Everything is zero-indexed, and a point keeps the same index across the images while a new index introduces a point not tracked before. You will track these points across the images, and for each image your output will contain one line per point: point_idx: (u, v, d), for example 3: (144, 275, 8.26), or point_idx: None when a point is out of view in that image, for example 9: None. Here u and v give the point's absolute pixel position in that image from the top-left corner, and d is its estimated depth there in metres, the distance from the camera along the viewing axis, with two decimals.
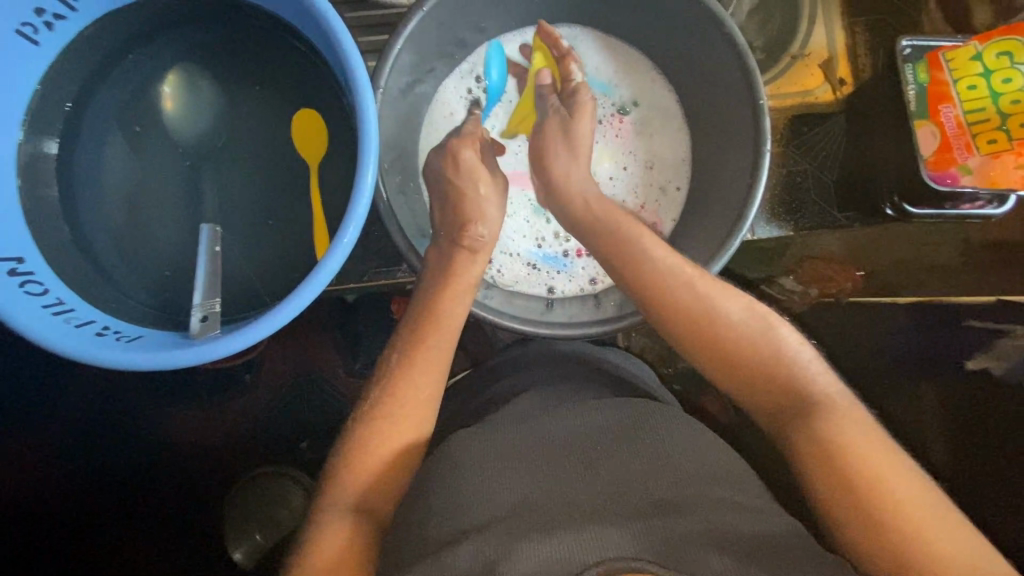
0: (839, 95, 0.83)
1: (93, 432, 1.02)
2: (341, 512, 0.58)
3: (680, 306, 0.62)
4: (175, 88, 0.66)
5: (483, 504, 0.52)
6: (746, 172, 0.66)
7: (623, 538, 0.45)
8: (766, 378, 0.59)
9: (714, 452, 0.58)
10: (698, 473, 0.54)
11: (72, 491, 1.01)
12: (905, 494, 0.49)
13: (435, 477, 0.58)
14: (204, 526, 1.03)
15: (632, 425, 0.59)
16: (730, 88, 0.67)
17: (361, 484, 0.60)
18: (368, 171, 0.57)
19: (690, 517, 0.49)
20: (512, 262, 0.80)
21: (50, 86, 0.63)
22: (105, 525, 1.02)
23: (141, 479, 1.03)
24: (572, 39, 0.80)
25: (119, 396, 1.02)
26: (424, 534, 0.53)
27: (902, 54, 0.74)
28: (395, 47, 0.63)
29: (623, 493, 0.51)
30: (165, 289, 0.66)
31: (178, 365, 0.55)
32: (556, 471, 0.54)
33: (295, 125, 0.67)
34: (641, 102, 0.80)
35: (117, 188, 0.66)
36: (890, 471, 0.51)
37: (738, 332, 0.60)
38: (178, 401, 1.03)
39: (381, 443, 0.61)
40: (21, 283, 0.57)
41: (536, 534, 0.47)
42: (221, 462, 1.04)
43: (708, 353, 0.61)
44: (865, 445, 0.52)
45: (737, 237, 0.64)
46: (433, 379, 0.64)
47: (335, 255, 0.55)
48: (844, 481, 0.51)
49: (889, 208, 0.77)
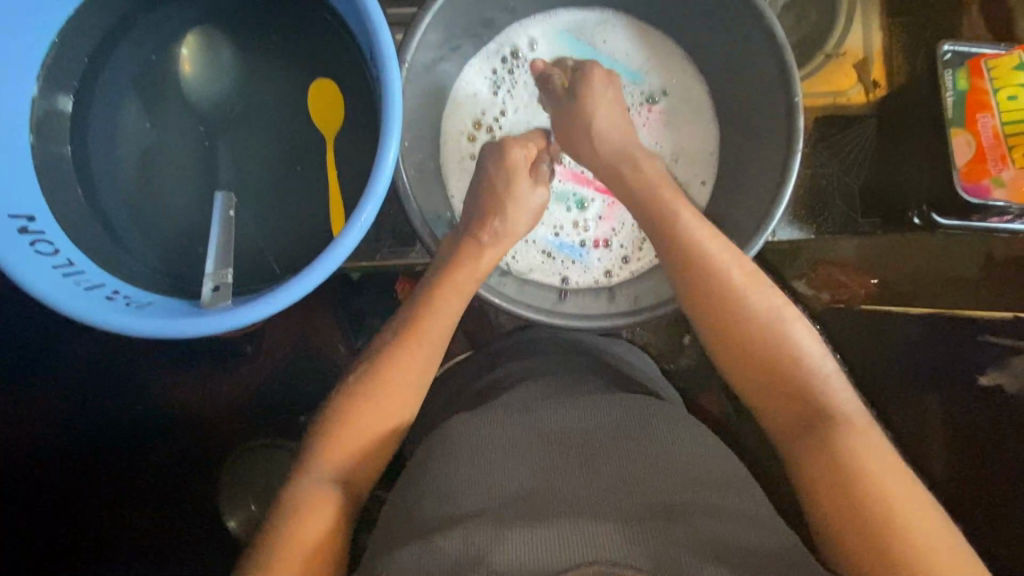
0: (871, 98, 0.82)
1: (92, 393, 1.01)
2: (319, 485, 0.57)
3: (715, 309, 0.61)
4: (194, 51, 0.64)
5: (477, 492, 0.51)
6: (775, 173, 0.64)
7: (618, 542, 0.44)
8: (785, 387, 0.58)
9: (713, 455, 0.57)
10: (700, 479, 0.53)
11: (67, 452, 1.00)
12: (921, 529, 0.48)
13: (428, 459, 0.57)
14: (201, 490, 1.03)
15: (632, 421, 0.58)
16: (765, 84, 0.65)
17: (343, 459, 0.59)
18: (389, 152, 0.55)
19: (688, 521, 0.48)
20: (529, 248, 0.78)
21: (69, 36, 0.62)
22: (98, 486, 1.02)
23: (137, 444, 1.03)
24: (604, 22, 0.78)
25: (121, 358, 1.01)
26: (412, 516, 0.51)
27: (942, 60, 0.73)
28: (424, 21, 0.61)
29: (619, 487, 0.50)
30: (174, 255, 0.65)
31: (184, 334, 0.55)
32: (554, 462, 0.53)
33: (313, 94, 0.65)
34: (671, 93, 0.78)
35: (128, 149, 0.64)
36: (898, 486, 0.50)
37: (777, 342, 0.59)
38: (178, 367, 1.02)
39: (370, 420, 0.60)
40: (32, 242, 0.56)
41: (530, 526, 0.46)
42: (219, 431, 1.03)
43: (735, 354, 0.60)
44: (881, 471, 0.51)
45: (763, 236, 0.63)
46: (430, 359, 0.63)
47: (350, 235, 0.54)
48: (846, 486, 0.51)
49: (915, 216, 0.76)
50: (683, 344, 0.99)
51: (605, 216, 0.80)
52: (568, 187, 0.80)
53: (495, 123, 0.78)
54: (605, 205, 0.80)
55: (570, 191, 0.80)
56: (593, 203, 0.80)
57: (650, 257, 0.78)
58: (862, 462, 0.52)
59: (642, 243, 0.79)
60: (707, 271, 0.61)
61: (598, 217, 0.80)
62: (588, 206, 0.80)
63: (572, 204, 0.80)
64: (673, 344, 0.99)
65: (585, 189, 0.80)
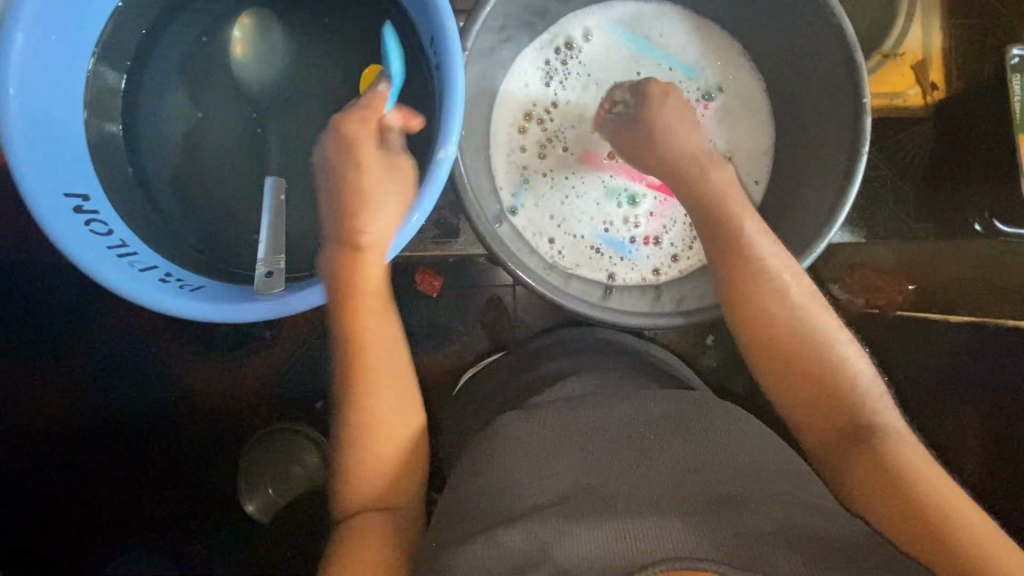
0: (928, 100, 0.80)
1: (107, 376, 0.99)
2: (362, 515, 0.54)
3: (760, 312, 0.59)
4: (247, 34, 0.64)
5: (538, 484, 0.50)
6: (838, 174, 0.63)
7: (686, 535, 0.43)
8: (829, 401, 0.56)
9: (773, 448, 0.55)
10: (765, 475, 0.51)
11: (87, 435, 0.99)
12: (983, 537, 0.46)
13: (480, 453, 0.57)
14: (216, 480, 1.01)
15: (685, 418, 0.57)
16: (827, 84, 0.65)
17: (371, 485, 0.55)
18: (450, 141, 0.54)
19: (753, 506, 0.47)
20: (576, 243, 0.78)
21: (130, 9, 0.60)
22: (116, 468, 1.00)
23: (152, 430, 1.00)
24: (662, 14, 0.76)
25: (136, 342, 0.98)
26: (468, 509, 0.51)
27: (1010, 64, 0.71)
28: (484, 10, 0.61)
29: (677, 482, 0.49)
30: (223, 240, 0.64)
31: (240, 318, 0.55)
32: (610, 454, 0.53)
33: (364, 79, 0.63)
34: (728, 90, 0.77)
35: (178, 131, 0.64)
36: (950, 494, 0.49)
37: (823, 353, 0.57)
38: (194, 354, 0.99)
39: (381, 438, 0.55)
40: (87, 222, 0.56)
41: (594, 520, 0.45)
42: (234, 419, 1.01)
43: (774, 360, 0.58)
44: (933, 478, 0.50)
45: (825, 240, 0.62)
46: (397, 357, 0.58)
47: (406, 229, 0.55)
48: (898, 491, 0.49)
49: (977, 224, 0.76)
50: (706, 344, 0.97)
51: (657, 212, 0.79)
52: (620, 182, 0.78)
53: (545, 115, 0.77)
54: (657, 202, 0.79)
55: (621, 186, 0.78)
56: (644, 200, 0.79)
57: (700, 257, 0.77)
58: (912, 468, 0.50)
59: (693, 242, 0.78)
60: (748, 272, 0.60)
61: (649, 213, 0.79)
62: (639, 202, 0.78)
63: (623, 199, 0.78)
64: (699, 344, 0.97)
65: (637, 184, 0.78)
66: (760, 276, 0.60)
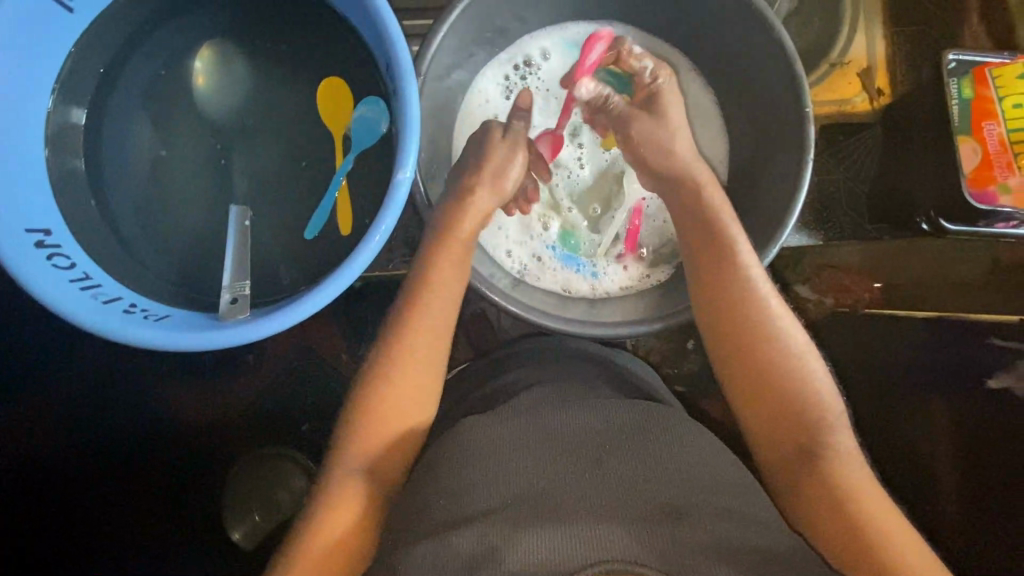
0: (876, 105, 0.84)
1: (86, 407, 0.98)
2: (346, 479, 0.58)
3: (741, 328, 0.61)
4: (207, 65, 0.64)
5: (485, 493, 0.51)
6: (788, 180, 0.66)
7: (627, 541, 0.44)
8: (792, 412, 0.58)
9: (723, 460, 0.58)
10: (707, 482, 0.53)
11: (64, 467, 0.98)
12: (912, 556, 0.51)
13: (435, 463, 0.57)
14: (196, 507, 0.99)
15: (642, 424, 0.58)
16: (775, 93, 0.67)
17: (368, 454, 0.59)
18: (408, 163, 0.55)
19: (694, 519, 0.48)
20: (538, 257, 0.79)
21: (85, 50, 0.62)
22: (98, 503, 0.99)
23: (131, 459, 0.99)
24: (614, 35, 0.79)
25: (116, 371, 0.98)
26: (423, 521, 0.51)
27: (947, 68, 0.74)
28: (439, 33, 0.63)
29: (627, 490, 0.50)
30: (188, 267, 0.65)
31: (202, 346, 0.55)
32: (567, 465, 0.53)
33: (321, 92, 0.65)
34: (682, 103, 0.79)
35: (141, 161, 0.64)
36: (890, 517, 0.53)
37: (791, 369, 0.59)
38: (173, 380, 0.99)
39: (389, 420, 0.60)
40: (49, 256, 0.56)
41: (541, 529, 0.45)
42: (215, 444, 1.00)
43: (748, 377, 0.60)
44: (876, 501, 0.54)
45: (777, 244, 0.64)
46: (435, 350, 0.63)
47: (366, 251, 0.54)
48: (843, 513, 0.53)
49: (925, 223, 0.78)
50: (687, 350, 0.98)
51: (623, 234, 0.80)
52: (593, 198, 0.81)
53: None
54: (625, 224, 0.80)
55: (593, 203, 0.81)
56: (612, 220, 0.81)
57: (659, 278, 0.79)
58: (858, 493, 0.54)
59: (653, 264, 0.80)
60: (731, 287, 0.62)
61: (616, 234, 0.81)
62: (607, 222, 0.81)
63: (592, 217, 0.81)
64: (679, 350, 0.98)
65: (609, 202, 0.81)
66: (741, 291, 0.62)
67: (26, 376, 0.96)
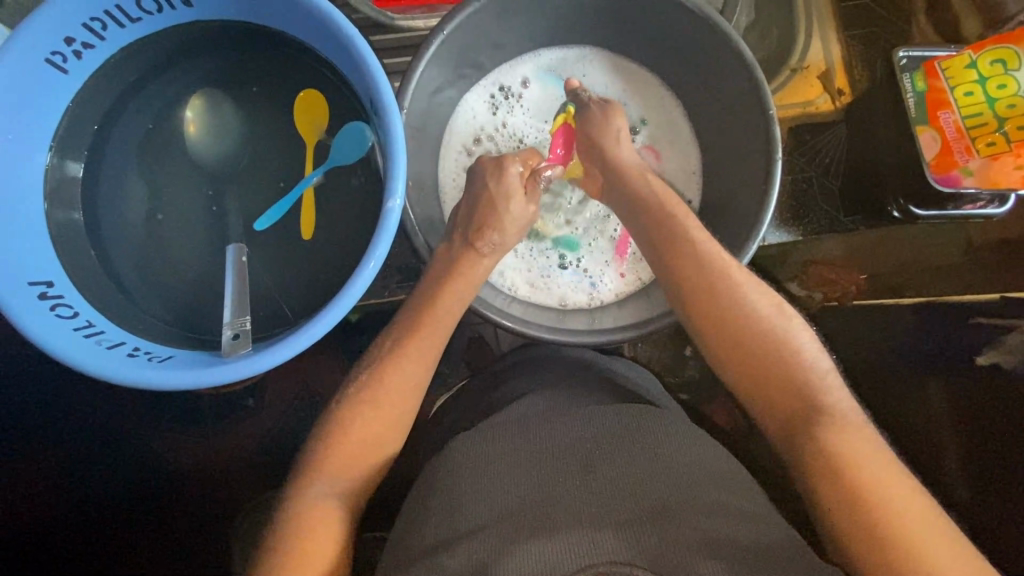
0: (837, 105, 0.88)
1: (88, 458, 0.97)
2: (321, 496, 0.57)
3: (707, 299, 0.64)
4: (199, 113, 0.67)
5: (482, 504, 0.52)
6: (758, 181, 0.69)
7: (616, 545, 0.45)
8: (776, 375, 0.59)
9: (715, 453, 0.59)
10: (700, 474, 0.54)
11: (65, 522, 0.96)
12: (907, 506, 0.48)
13: (434, 480, 0.58)
14: (197, 551, 0.98)
15: (632, 426, 0.59)
16: (738, 102, 0.71)
17: (342, 468, 0.59)
18: (397, 192, 0.58)
19: (687, 516, 0.49)
20: (530, 272, 0.82)
21: (80, 106, 0.64)
22: (99, 557, 0.97)
23: (132, 508, 0.98)
24: (581, 60, 0.83)
25: (117, 420, 0.97)
26: (420, 536, 0.52)
27: (900, 64, 0.79)
28: (418, 68, 0.66)
29: (622, 494, 0.51)
30: (184, 307, 0.66)
31: (199, 384, 0.56)
32: (564, 473, 0.54)
33: (297, 108, 0.68)
34: (650, 121, 0.83)
35: (138, 207, 0.66)
36: (882, 469, 0.50)
37: (764, 329, 0.61)
38: (177, 424, 0.98)
39: (362, 435, 0.61)
40: (51, 307, 0.58)
41: (536, 537, 0.46)
42: (217, 487, 0.99)
43: (720, 343, 0.62)
44: (870, 454, 0.52)
45: (755, 242, 0.67)
46: (418, 369, 0.64)
47: (361, 277, 0.56)
48: (834, 465, 0.51)
49: (895, 210, 0.82)
50: (685, 356, 1.00)
51: (614, 246, 0.83)
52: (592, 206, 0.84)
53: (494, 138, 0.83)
54: (617, 236, 0.83)
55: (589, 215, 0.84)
56: (604, 235, 0.84)
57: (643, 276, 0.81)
58: (852, 449, 0.52)
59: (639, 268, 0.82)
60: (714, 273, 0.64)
61: (606, 247, 0.83)
62: (598, 236, 0.84)
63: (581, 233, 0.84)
64: (676, 356, 1.00)
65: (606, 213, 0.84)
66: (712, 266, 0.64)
67: (24, 432, 0.95)
